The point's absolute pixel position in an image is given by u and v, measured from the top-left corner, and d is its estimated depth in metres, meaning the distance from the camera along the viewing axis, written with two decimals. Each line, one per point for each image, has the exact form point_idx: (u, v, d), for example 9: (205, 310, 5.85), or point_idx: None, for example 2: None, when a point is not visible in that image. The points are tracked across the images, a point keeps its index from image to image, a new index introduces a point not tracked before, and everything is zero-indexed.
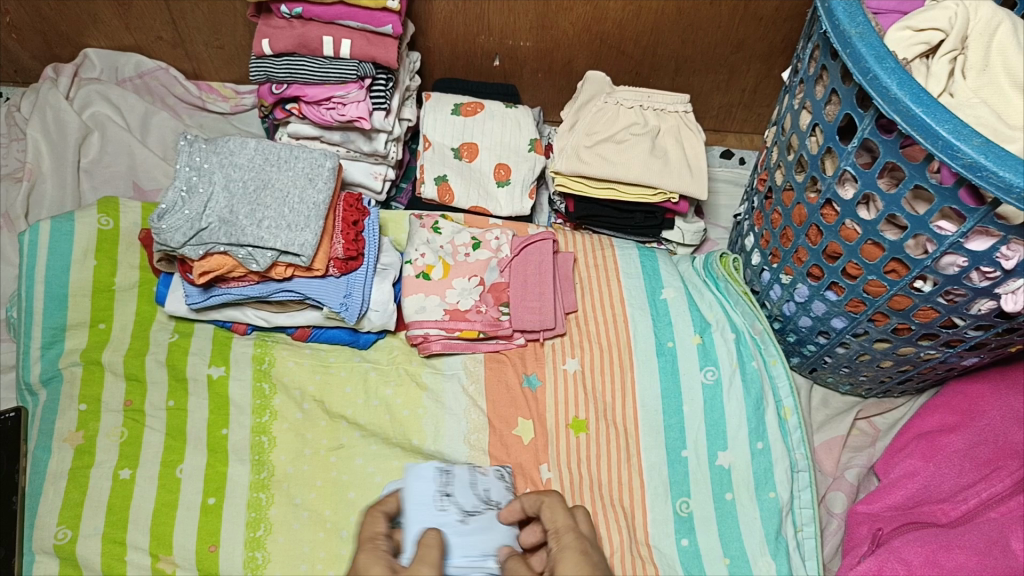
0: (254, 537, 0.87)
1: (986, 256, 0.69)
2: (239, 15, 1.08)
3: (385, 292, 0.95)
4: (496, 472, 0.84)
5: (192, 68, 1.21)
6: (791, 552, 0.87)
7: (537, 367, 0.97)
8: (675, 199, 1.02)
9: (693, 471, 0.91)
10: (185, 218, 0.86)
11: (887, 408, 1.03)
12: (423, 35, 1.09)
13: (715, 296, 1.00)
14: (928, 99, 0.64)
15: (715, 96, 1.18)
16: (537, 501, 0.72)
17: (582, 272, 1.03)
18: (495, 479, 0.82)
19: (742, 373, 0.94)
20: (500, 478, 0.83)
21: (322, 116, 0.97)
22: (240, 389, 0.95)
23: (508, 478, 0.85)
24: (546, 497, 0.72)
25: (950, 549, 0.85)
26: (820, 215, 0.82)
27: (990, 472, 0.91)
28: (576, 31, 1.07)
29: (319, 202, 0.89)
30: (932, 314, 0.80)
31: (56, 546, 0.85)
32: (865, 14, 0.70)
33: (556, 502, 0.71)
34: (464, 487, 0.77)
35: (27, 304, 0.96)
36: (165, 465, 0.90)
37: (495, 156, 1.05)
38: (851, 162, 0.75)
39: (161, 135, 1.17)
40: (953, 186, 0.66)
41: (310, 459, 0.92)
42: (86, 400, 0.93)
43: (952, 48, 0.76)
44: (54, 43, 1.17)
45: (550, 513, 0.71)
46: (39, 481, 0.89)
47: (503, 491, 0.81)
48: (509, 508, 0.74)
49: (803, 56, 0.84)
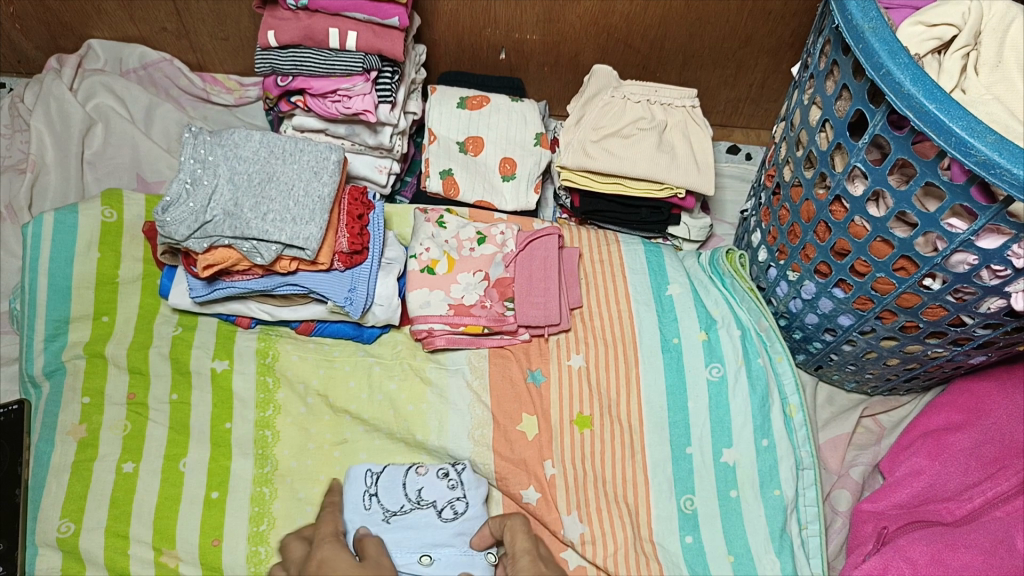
0: (258, 531, 0.87)
1: (996, 254, 0.69)
2: (244, 6, 1.08)
3: (389, 287, 0.95)
4: (441, 469, 0.87)
5: (196, 59, 1.20)
6: (796, 550, 0.87)
7: (541, 362, 0.96)
8: (683, 195, 1.01)
9: (698, 468, 0.91)
10: (190, 210, 0.85)
11: (893, 406, 1.02)
12: (429, 27, 1.08)
13: (721, 293, 1.00)
14: (941, 95, 0.63)
15: (723, 90, 1.18)
16: (501, 525, 0.79)
17: (588, 267, 1.02)
18: (435, 478, 0.86)
19: (748, 370, 0.94)
20: (441, 477, 0.86)
21: (327, 109, 0.96)
22: (244, 383, 0.95)
23: (458, 473, 0.87)
24: (507, 521, 0.79)
25: (956, 549, 0.85)
26: (829, 211, 0.81)
27: (995, 471, 0.91)
28: (584, 25, 1.06)
29: (325, 195, 0.89)
30: (941, 312, 0.79)
31: (60, 539, 0.85)
32: (878, 8, 0.69)
33: (517, 526, 0.78)
34: (395, 489, 0.86)
35: (31, 295, 0.96)
36: (169, 458, 0.90)
37: (500, 150, 1.04)
38: (861, 158, 0.74)
39: (165, 127, 1.16)
40: (965, 183, 0.66)
41: (313, 453, 0.92)
42: (89, 393, 0.92)
43: (966, 43, 0.75)
44: (58, 34, 1.16)
45: (511, 535, 0.77)
46: (43, 473, 0.88)
47: (442, 488, 0.85)
48: (479, 535, 0.81)
49: (813, 51, 0.84)
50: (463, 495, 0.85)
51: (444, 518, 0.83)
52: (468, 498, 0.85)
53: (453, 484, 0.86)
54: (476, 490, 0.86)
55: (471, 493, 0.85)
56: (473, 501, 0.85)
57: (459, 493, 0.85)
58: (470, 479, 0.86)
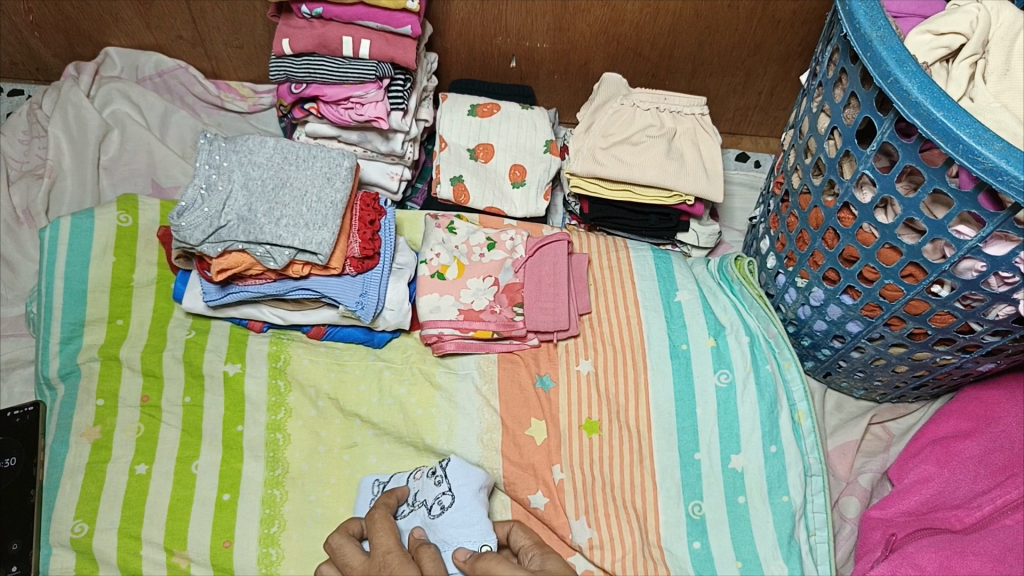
0: (269, 533, 0.88)
1: (1005, 261, 0.69)
2: (259, 15, 1.09)
3: (400, 292, 0.96)
4: (431, 469, 0.87)
5: (211, 67, 1.21)
6: (804, 556, 0.87)
7: (550, 367, 0.97)
8: (692, 202, 1.02)
9: (706, 473, 0.91)
10: (204, 215, 0.87)
11: (902, 413, 1.02)
12: (440, 36, 1.09)
13: (730, 299, 1.00)
14: (949, 103, 0.64)
15: (732, 98, 1.18)
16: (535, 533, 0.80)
17: (597, 273, 1.03)
18: (427, 479, 0.86)
19: (757, 376, 0.94)
20: (430, 475, 0.86)
21: (341, 116, 0.97)
22: (256, 386, 0.96)
23: (444, 468, 0.86)
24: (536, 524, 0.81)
25: (964, 556, 0.85)
26: (838, 218, 0.82)
27: (1005, 478, 0.90)
28: (594, 33, 1.07)
29: (337, 201, 0.90)
30: (949, 319, 0.80)
31: (73, 540, 0.86)
32: (886, 17, 0.70)
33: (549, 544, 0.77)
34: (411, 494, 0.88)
35: (47, 299, 0.97)
36: (181, 461, 0.91)
37: (511, 157, 1.05)
38: (870, 166, 0.75)
39: (179, 132, 1.18)
40: (973, 190, 0.66)
41: (324, 457, 0.93)
42: (104, 395, 0.93)
43: (973, 52, 0.76)
44: (76, 41, 1.18)
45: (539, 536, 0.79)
46: (58, 474, 0.90)
47: (429, 487, 0.85)
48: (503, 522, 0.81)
49: (822, 59, 0.84)
50: (449, 489, 0.84)
51: (434, 515, 0.82)
52: (455, 491, 0.84)
53: (440, 480, 0.85)
54: (464, 480, 0.85)
55: (457, 485, 0.84)
56: (460, 492, 0.83)
57: (444, 487, 0.84)
58: (455, 472, 0.85)
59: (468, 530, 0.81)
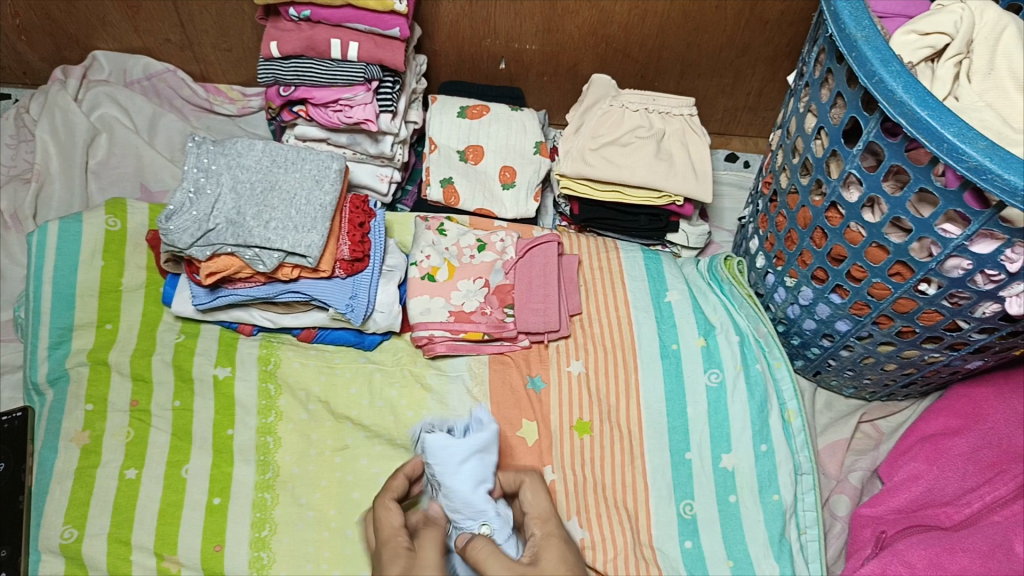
0: (259, 537, 0.88)
1: (990, 259, 0.69)
2: (247, 18, 1.09)
3: (390, 294, 0.95)
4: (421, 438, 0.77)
5: (200, 70, 1.21)
6: (795, 555, 0.87)
7: (541, 368, 0.97)
8: (681, 202, 1.02)
9: (697, 473, 0.91)
10: (193, 219, 0.86)
11: (891, 411, 1.03)
12: (429, 38, 1.09)
13: (719, 299, 1.01)
14: (934, 102, 0.64)
15: (720, 99, 1.19)
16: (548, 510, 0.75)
17: (587, 274, 1.03)
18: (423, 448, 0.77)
19: (747, 375, 0.94)
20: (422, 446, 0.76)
21: (329, 119, 0.97)
22: (246, 390, 0.95)
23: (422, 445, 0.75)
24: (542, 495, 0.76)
25: (954, 552, 0.85)
26: (825, 218, 0.82)
27: (993, 475, 0.91)
28: (582, 34, 1.07)
29: (326, 203, 0.90)
30: (936, 318, 0.80)
31: (62, 546, 0.85)
32: (871, 18, 0.70)
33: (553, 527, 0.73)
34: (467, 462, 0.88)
35: (35, 304, 0.96)
36: (170, 465, 0.91)
37: (500, 158, 1.05)
38: (856, 165, 0.75)
39: (168, 136, 1.18)
40: (958, 189, 0.67)
41: (314, 460, 0.92)
42: (93, 400, 0.93)
43: (958, 52, 0.77)
44: (63, 45, 1.17)
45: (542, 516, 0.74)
46: (46, 480, 0.89)
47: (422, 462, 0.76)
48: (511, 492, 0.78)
49: (808, 59, 0.85)
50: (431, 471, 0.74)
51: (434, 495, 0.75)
52: (435, 474, 0.73)
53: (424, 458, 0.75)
54: (440, 462, 0.73)
55: (434, 468, 0.73)
56: (439, 476, 0.73)
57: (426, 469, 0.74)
58: (430, 452, 0.73)
59: (460, 514, 0.73)
